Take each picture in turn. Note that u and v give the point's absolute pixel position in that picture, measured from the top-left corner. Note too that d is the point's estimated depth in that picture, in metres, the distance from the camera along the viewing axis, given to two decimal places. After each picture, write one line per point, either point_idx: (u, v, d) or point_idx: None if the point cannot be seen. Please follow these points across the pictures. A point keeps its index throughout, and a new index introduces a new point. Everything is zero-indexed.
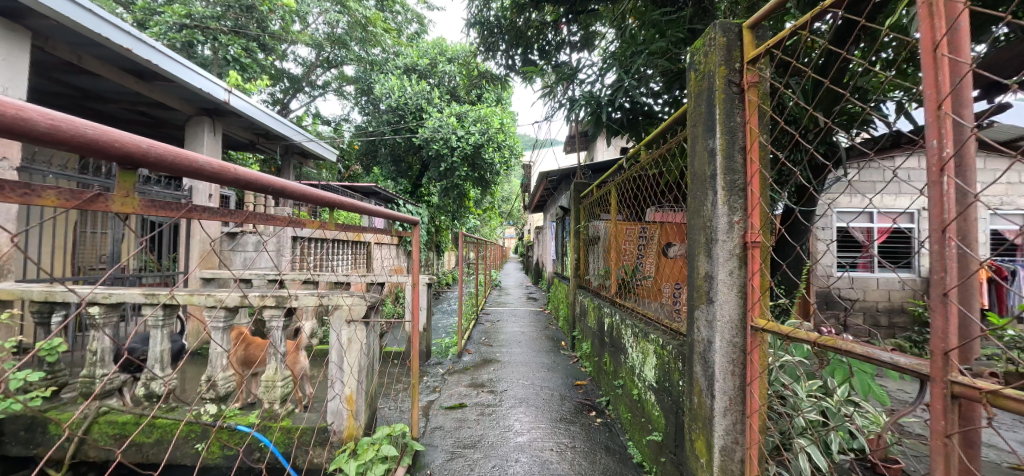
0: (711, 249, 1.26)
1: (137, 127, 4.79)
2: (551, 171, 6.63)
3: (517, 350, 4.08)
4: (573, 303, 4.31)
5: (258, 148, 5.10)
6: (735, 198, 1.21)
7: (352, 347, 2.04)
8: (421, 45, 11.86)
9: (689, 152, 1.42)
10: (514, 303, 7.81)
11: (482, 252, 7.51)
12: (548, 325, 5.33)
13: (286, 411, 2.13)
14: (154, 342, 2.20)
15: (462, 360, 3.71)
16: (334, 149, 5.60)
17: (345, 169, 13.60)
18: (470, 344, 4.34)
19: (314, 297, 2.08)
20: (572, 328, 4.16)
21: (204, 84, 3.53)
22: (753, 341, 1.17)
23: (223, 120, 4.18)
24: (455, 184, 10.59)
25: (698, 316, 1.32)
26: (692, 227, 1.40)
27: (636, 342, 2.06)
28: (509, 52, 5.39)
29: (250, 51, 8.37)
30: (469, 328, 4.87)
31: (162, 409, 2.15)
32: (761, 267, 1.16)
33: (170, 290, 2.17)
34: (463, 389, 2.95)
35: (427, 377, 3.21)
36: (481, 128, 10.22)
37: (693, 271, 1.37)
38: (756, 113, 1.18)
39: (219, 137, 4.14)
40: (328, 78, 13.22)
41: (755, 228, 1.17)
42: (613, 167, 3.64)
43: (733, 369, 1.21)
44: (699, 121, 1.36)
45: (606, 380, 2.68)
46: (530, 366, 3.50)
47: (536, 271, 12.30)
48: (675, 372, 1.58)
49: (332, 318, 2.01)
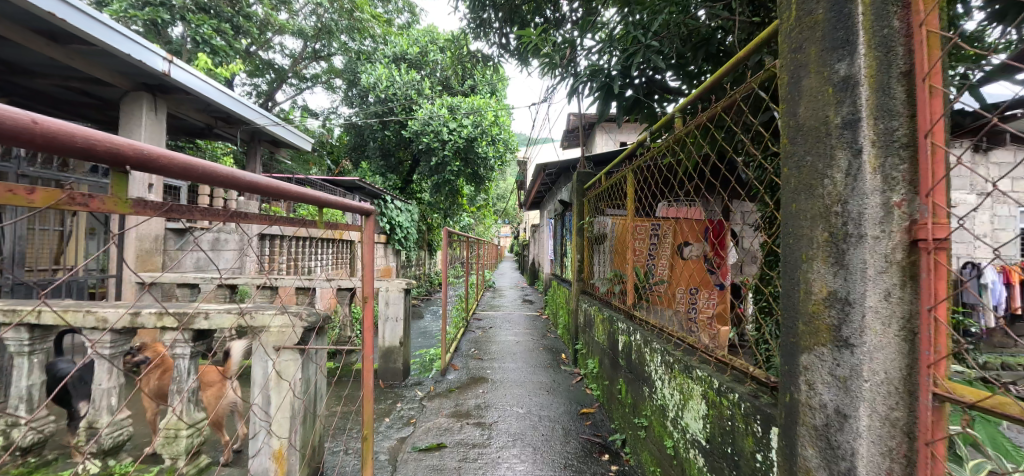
0: (845, 251, 0.73)
1: (78, 109, 4.17)
2: (551, 163, 6.05)
3: (511, 365, 3.51)
4: (575, 311, 3.75)
5: (216, 133, 4.48)
6: (893, 160, 0.69)
7: (282, 383, 1.47)
8: (412, 33, 11.19)
9: (785, 92, 0.88)
10: (509, 306, 7.27)
11: (475, 251, 6.96)
12: (547, 333, 4.79)
13: (195, 469, 1.56)
14: (17, 375, 1.62)
15: (447, 379, 3.15)
16: (309, 137, 5.01)
17: (333, 165, 13.01)
18: (458, 357, 3.78)
19: (230, 317, 1.51)
20: (573, 339, 3.62)
21: (133, 49, 2.91)
22: (932, 421, 0.65)
23: (167, 97, 3.57)
24: (447, 179, 10.00)
25: (810, 362, 0.79)
26: (789, 217, 0.87)
27: (670, 375, 1.52)
28: (503, 31, 4.79)
29: (224, 34, 7.73)
30: (456, 338, 4.32)
31: (27, 466, 1.58)
32: (951, 288, 0.63)
33: (44, 306, 1.60)
34: (443, 421, 2.40)
35: (403, 404, 2.65)
36: (474, 121, 9.63)
37: (797, 288, 0.84)
38: (937, 5, 0.64)
39: (162, 117, 3.54)
40: (314, 69, 12.53)
41: (939, 215, 0.64)
42: (623, 155, 3.10)
43: (889, 467, 0.68)
44: (810, 39, 0.81)
45: (621, 412, 2.15)
46: (525, 388, 2.95)
47: (533, 272, 11.78)
48: (746, 437, 1.04)
49: (255, 339, 1.47)
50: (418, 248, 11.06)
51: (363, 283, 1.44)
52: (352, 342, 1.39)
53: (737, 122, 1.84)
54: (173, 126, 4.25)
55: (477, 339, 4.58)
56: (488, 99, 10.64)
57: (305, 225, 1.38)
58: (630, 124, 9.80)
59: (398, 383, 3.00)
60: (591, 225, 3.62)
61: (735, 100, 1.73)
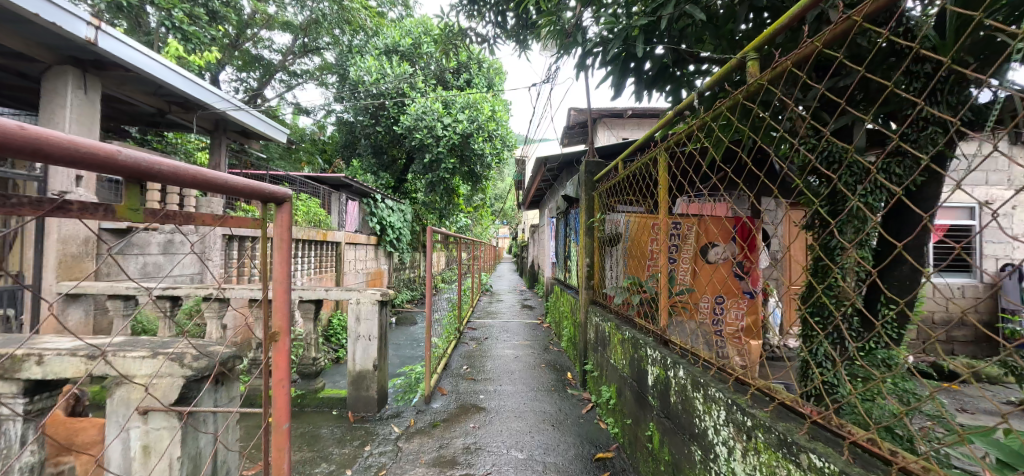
0: None
1: (13, 93, 3.62)
2: (552, 156, 5.51)
3: (509, 389, 2.98)
4: (583, 324, 3.22)
5: (170, 119, 3.93)
6: None
7: (151, 463, 0.96)
8: (404, 24, 10.60)
9: None
10: (506, 313, 6.76)
11: (471, 254, 6.45)
12: (549, 346, 4.26)
13: None
14: None
15: (431, 408, 2.62)
16: (282, 126, 4.48)
17: (325, 165, 12.54)
18: (447, 378, 3.25)
19: (74, 362, 1.00)
20: (581, 357, 3.10)
21: (45, 10, 2.34)
22: None
23: (103, 74, 3.01)
24: (442, 178, 9.50)
25: None
26: None
27: (748, 450, 1.00)
28: (499, 7, 4.25)
29: (199, 20, 7.21)
30: (447, 354, 3.78)
31: None
32: None
33: None
34: (423, 472, 1.88)
35: (374, 447, 2.12)
36: (470, 116, 9.16)
37: None
38: None
39: (96, 97, 2.99)
40: (305, 65, 11.99)
41: None
42: (641, 139, 2.57)
43: None
44: None
45: (652, 468, 1.62)
46: (525, 421, 2.43)
47: (532, 275, 11.31)
48: None
49: (111, 393, 0.97)
50: (412, 249, 10.55)
51: (274, 318, 0.94)
52: (260, 400, 0.93)
53: (792, 95, 1.38)
54: (120, 110, 3.71)
55: (470, 354, 4.05)
56: (485, 93, 10.14)
57: (162, 220, 0.85)
58: (631, 119, 9.30)
59: (371, 415, 2.47)
60: (601, 224, 3.10)
61: (802, 54, 1.26)
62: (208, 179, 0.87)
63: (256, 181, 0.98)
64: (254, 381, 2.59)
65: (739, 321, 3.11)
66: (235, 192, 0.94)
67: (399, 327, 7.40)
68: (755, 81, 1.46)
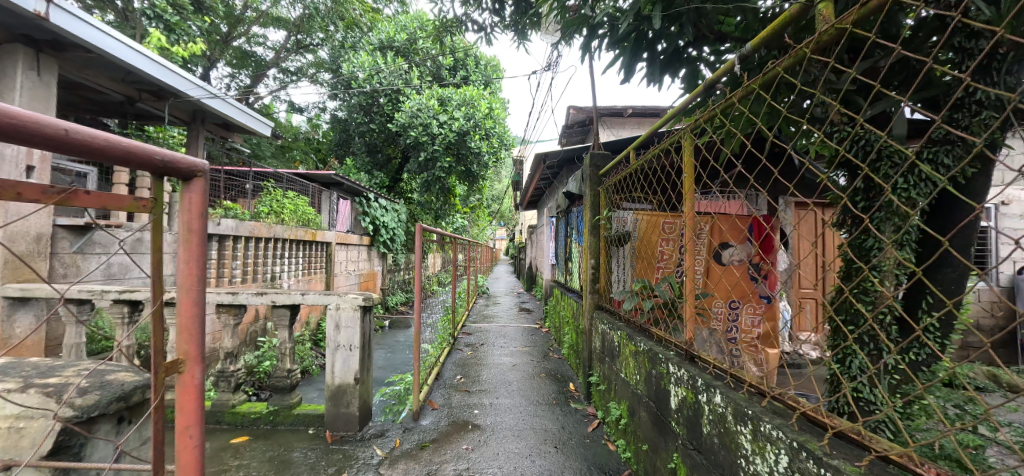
0: None
1: None
2: (552, 152, 5.25)
3: (506, 402, 2.72)
4: (586, 332, 2.97)
5: (140, 108, 3.65)
6: None
7: None
8: (398, 19, 10.31)
9: None
10: (503, 316, 6.52)
11: (467, 256, 6.19)
12: (548, 353, 4.01)
13: None
14: None
15: (419, 427, 2.35)
16: (265, 118, 4.20)
17: (318, 164, 12.24)
18: (438, 389, 2.99)
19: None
20: (585, 367, 2.84)
21: None
22: None
23: (59, 55, 2.73)
24: (437, 177, 9.23)
25: None
26: None
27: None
28: None
29: (184, 10, 6.91)
30: (439, 363, 3.51)
31: None
32: None
33: None
34: None
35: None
36: (467, 113, 8.92)
37: None
38: None
39: (51, 81, 2.72)
40: (298, 62, 11.71)
41: None
42: (654, 128, 2.29)
43: None
44: None
45: None
46: (524, 442, 2.17)
47: (529, 277, 11.11)
48: None
49: None
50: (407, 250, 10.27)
51: (179, 339, 0.81)
52: (158, 442, 0.79)
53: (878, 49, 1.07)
54: (85, 97, 3.43)
55: (465, 361, 3.79)
56: (482, 91, 9.91)
57: None
58: (631, 118, 9.10)
59: (352, 435, 2.20)
60: (608, 222, 2.83)
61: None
62: (47, 132, 0.61)
63: (141, 145, 0.73)
64: (223, 396, 2.32)
65: (756, 328, 2.87)
66: (99, 153, 0.68)
67: (393, 330, 7.14)
68: (829, 30, 1.15)
